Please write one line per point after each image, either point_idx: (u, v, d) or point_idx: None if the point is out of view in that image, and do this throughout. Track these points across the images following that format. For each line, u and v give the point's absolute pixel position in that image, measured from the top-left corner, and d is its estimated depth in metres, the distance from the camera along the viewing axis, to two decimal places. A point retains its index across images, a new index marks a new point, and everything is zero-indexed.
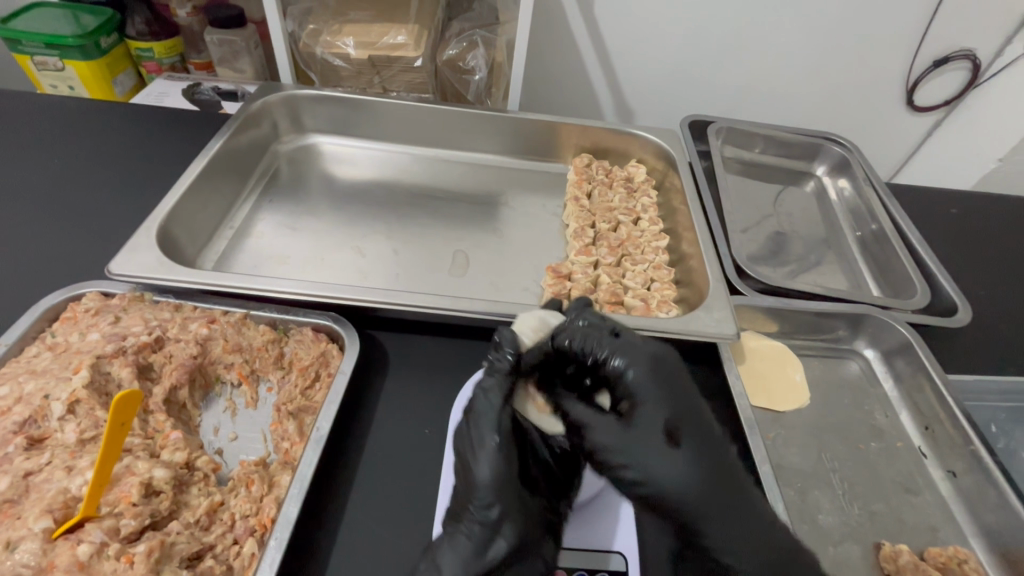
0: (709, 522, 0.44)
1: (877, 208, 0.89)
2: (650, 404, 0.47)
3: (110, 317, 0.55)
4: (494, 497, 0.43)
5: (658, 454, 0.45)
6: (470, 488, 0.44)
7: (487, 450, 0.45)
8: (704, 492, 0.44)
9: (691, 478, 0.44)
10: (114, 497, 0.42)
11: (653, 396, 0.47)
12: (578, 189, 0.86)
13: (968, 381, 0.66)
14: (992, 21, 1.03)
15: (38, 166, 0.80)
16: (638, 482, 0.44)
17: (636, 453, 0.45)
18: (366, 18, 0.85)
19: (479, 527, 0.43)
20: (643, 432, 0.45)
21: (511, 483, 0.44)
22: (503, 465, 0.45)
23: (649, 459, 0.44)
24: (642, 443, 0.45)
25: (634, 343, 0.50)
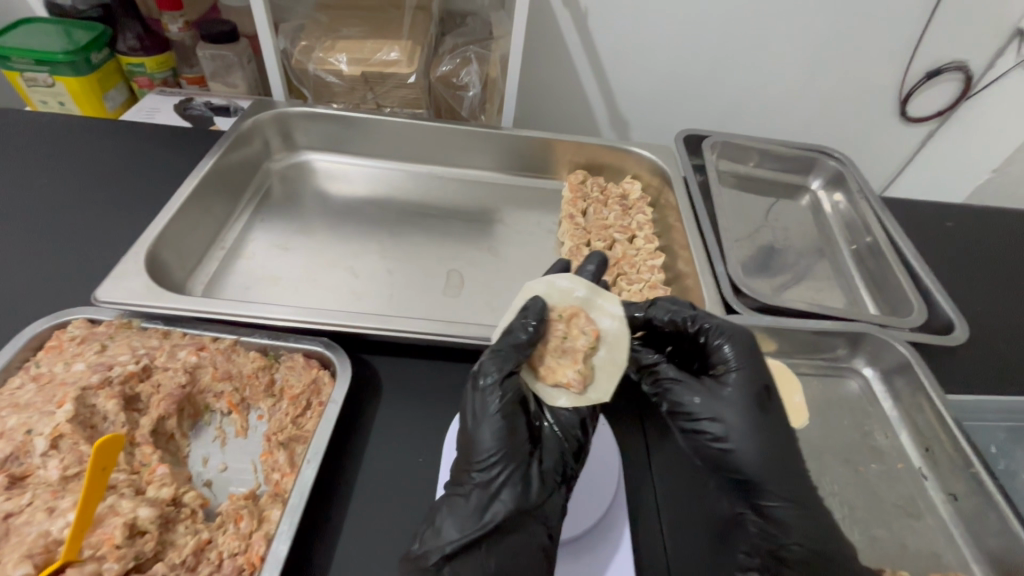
0: (757, 469, 0.48)
1: (872, 222, 0.89)
2: (753, 365, 0.51)
3: (96, 346, 0.54)
4: (498, 461, 0.45)
5: (740, 407, 0.50)
6: (472, 457, 0.46)
7: (490, 419, 0.46)
8: (762, 438, 0.49)
9: (770, 426, 0.49)
10: (96, 539, 0.41)
11: (757, 367, 0.51)
12: (573, 207, 0.86)
13: (968, 401, 0.65)
14: (985, 34, 1.04)
15: (26, 185, 0.78)
16: (713, 439, 0.50)
17: (719, 409, 0.50)
18: (359, 35, 0.84)
19: (485, 488, 0.44)
20: (752, 390, 0.50)
21: (514, 447, 0.46)
22: (505, 431, 0.46)
23: (732, 413, 0.50)
24: (728, 397, 0.50)
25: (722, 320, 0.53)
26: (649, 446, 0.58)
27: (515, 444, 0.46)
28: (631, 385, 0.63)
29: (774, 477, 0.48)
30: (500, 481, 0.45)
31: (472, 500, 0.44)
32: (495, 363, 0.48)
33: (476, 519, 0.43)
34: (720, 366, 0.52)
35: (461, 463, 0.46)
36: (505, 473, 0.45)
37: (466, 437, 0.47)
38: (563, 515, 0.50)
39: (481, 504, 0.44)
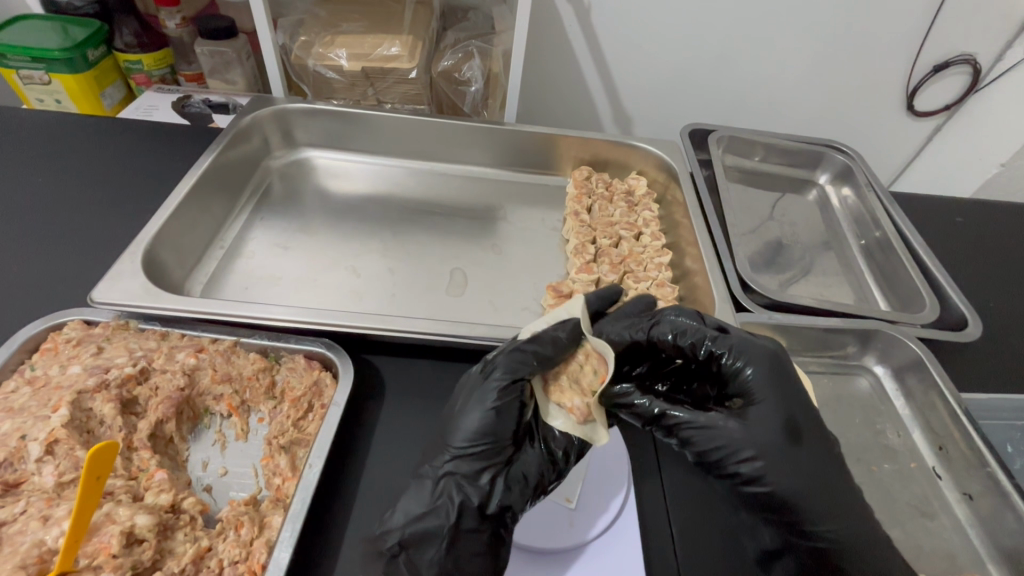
0: (800, 497, 0.44)
1: (882, 216, 0.87)
2: (779, 385, 0.47)
3: (92, 348, 0.53)
4: (470, 453, 0.45)
5: (779, 437, 0.45)
6: (450, 444, 0.46)
7: (477, 411, 0.46)
8: (803, 465, 0.45)
9: (807, 457, 0.45)
10: (93, 548, 0.40)
11: (789, 390, 0.47)
12: (578, 204, 0.84)
13: (982, 399, 0.64)
14: (994, 25, 1.02)
15: (21, 184, 0.77)
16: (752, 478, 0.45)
17: (759, 443, 0.45)
18: (358, 30, 0.83)
19: (451, 479, 0.44)
20: (785, 417, 0.46)
21: (489, 445, 0.45)
22: (486, 428, 0.45)
23: (772, 446, 0.45)
24: (763, 427, 0.45)
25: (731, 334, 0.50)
26: (656, 446, 0.57)
27: (494, 443, 0.45)
28: None
29: (820, 498, 0.44)
30: (465, 476, 0.44)
31: (432, 485, 0.45)
32: (508, 363, 0.47)
33: (434, 506, 0.44)
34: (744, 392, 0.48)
35: (437, 448, 0.47)
36: (474, 468, 0.45)
37: (450, 423, 0.47)
38: (570, 518, 0.50)
39: (439, 491, 0.44)
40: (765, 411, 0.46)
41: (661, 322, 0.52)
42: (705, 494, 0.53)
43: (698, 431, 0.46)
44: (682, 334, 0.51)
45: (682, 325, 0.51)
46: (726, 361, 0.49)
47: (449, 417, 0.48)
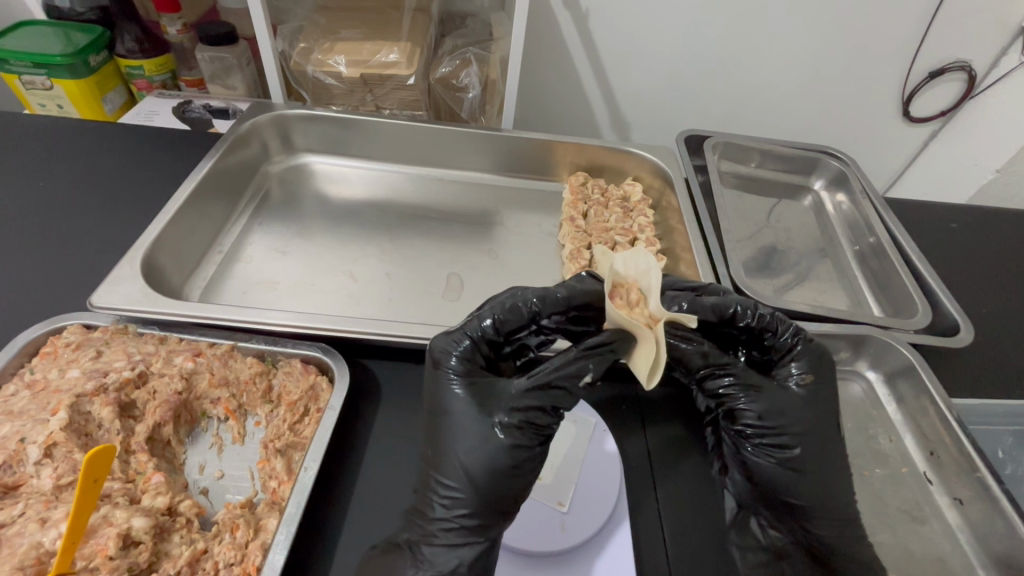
0: (801, 477, 0.50)
1: (876, 222, 0.88)
2: (823, 383, 0.53)
3: (91, 352, 0.54)
4: (504, 489, 0.44)
5: (812, 414, 0.51)
6: (474, 488, 0.44)
7: (502, 453, 0.44)
8: (824, 446, 0.50)
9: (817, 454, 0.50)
10: (90, 550, 0.41)
11: (827, 389, 0.53)
12: (574, 209, 0.85)
13: (974, 404, 0.64)
14: (988, 31, 1.03)
15: (22, 189, 0.78)
16: (780, 454, 0.50)
17: (801, 420, 0.50)
18: (357, 37, 0.84)
19: (489, 515, 0.44)
20: (819, 404, 0.52)
21: (524, 476, 0.44)
22: (517, 462, 0.44)
23: (806, 421, 0.50)
24: (807, 409, 0.51)
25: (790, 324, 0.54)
26: (650, 452, 0.57)
27: (527, 470, 0.44)
28: (634, 391, 0.62)
29: (818, 469, 0.50)
30: (503, 505, 0.44)
31: (467, 526, 0.44)
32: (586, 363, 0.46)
33: (482, 537, 0.44)
34: (805, 376, 0.53)
35: (450, 492, 0.45)
36: (510, 499, 0.44)
37: (461, 468, 0.44)
38: (563, 523, 0.50)
39: (481, 530, 0.44)
40: (813, 400, 0.52)
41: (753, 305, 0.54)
42: (697, 499, 0.54)
43: (750, 395, 0.50)
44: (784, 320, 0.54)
45: (769, 312, 0.53)
46: (787, 348, 0.54)
47: (454, 459, 0.45)
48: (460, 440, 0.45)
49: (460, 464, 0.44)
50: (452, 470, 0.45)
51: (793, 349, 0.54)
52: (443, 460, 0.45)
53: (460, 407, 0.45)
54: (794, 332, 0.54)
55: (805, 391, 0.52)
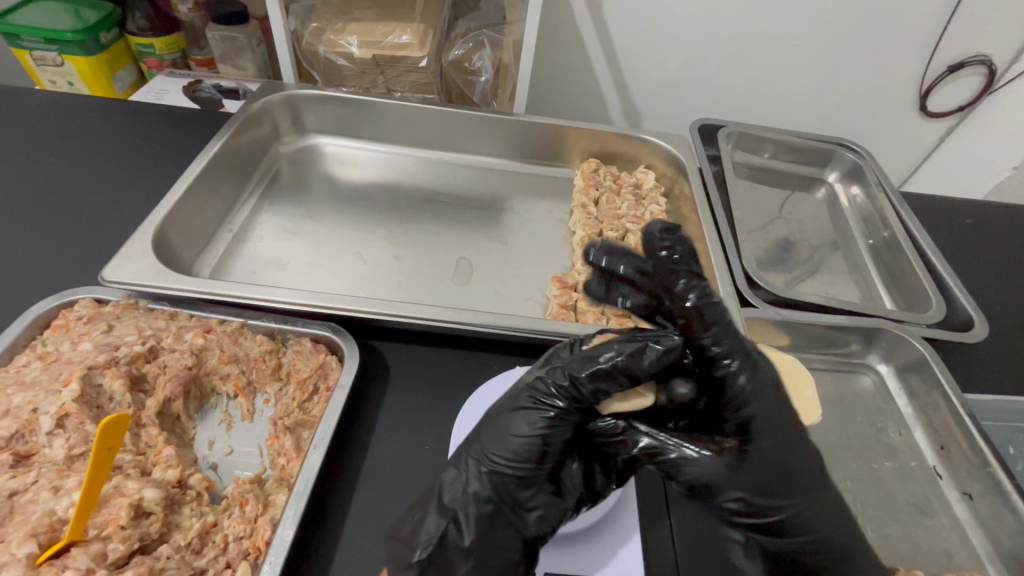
0: (791, 499, 0.43)
1: (890, 216, 0.87)
2: (767, 434, 0.43)
3: (103, 326, 0.54)
4: (524, 475, 0.42)
5: (776, 460, 0.42)
6: (493, 474, 0.43)
7: (530, 431, 0.43)
8: (769, 474, 0.42)
9: (753, 473, 0.42)
10: (102, 519, 0.41)
11: (782, 412, 0.43)
12: (585, 195, 0.85)
13: (985, 400, 0.64)
14: (1012, 24, 1.00)
15: (32, 164, 0.78)
16: (742, 508, 0.42)
17: (736, 483, 0.42)
18: (370, 17, 0.83)
19: (506, 504, 0.43)
20: (774, 432, 0.43)
21: (542, 463, 0.43)
22: (543, 443, 0.43)
23: (745, 478, 0.42)
24: (727, 469, 0.42)
25: (715, 303, 0.44)
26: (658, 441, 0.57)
27: (551, 459, 0.43)
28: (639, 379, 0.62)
29: (786, 491, 0.43)
30: (512, 507, 0.43)
31: (475, 519, 0.42)
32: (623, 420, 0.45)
33: (486, 532, 0.42)
34: (740, 411, 0.43)
35: (463, 475, 0.44)
36: (526, 488, 0.43)
37: (483, 451, 0.44)
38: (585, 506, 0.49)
39: (481, 515, 0.42)
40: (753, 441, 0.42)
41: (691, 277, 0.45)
42: None
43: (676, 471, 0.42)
44: (706, 299, 0.44)
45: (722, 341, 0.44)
46: (726, 361, 0.43)
47: (482, 439, 0.44)
48: (492, 425, 0.44)
49: (480, 453, 0.44)
50: (471, 458, 0.44)
51: (719, 353, 0.44)
52: (468, 447, 0.45)
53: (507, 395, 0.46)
54: (710, 327, 0.44)
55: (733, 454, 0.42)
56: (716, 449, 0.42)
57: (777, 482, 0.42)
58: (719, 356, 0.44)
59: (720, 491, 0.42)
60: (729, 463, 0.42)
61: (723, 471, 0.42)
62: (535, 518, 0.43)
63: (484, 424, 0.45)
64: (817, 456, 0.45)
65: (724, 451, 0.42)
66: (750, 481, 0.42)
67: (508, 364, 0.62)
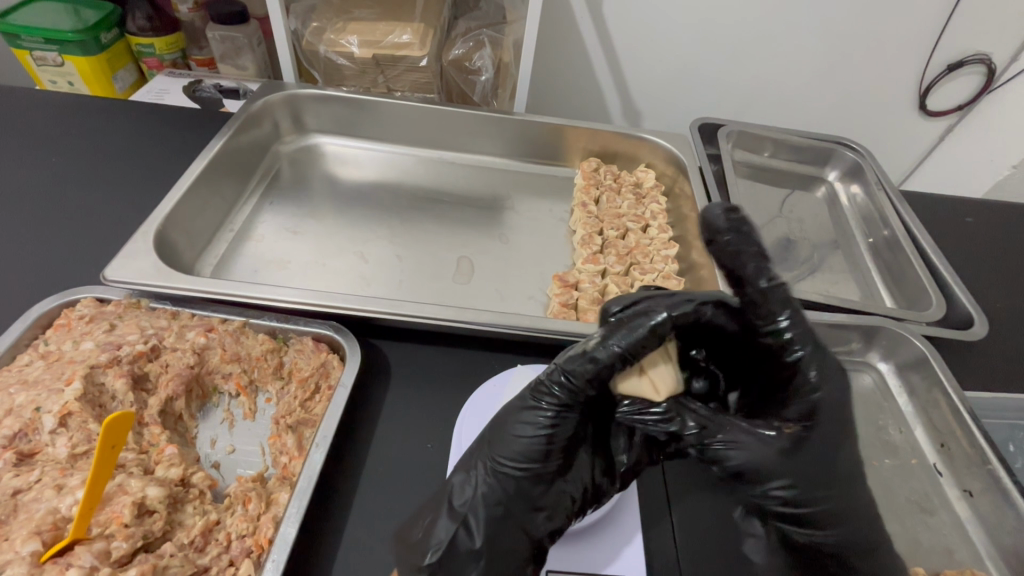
0: (833, 492, 0.44)
1: (890, 214, 0.87)
2: (824, 426, 0.45)
3: (105, 325, 0.54)
4: (529, 473, 0.43)
5: (827, 454, 0.44)
6: (498, 474, 0.43)
7: (534, 430, 0.44)
8: (812, 466, 0.44)
9: (805, 461, 0.43)
10: (105, 517, 0.41)
11: (840, 411, 0.45)
12: (585, 195, 0.85)
13: (986, 398, 0.64)
14: (1011, 22, 1.00)
15: (33, 164, 0.78)
16: (788, 496, 0.43)
17: (782, 469, 0.43)
18: (371, 17, 0.83)
19: (513, 505, 0.43)
20: (832, 425, 0.45)
21: (548, 461, 0.44)
22: (549, 442, 0.44)
23: (799, 464, 0.43)
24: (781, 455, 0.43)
25: (783, 287, 0.46)
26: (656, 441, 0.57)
27: (555, 458, 0.44)
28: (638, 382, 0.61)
29: (828, 484, 0.44)
30: (520, 508, 0.43)
31: (483, 520, 0.42)
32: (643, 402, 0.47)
33: (495, 534, 0.42)
34: (806, 399, 0.45)
35: (473, 478, 0.44)
36: (535, 487, 0.43)
37: (489, 452, 0.44)
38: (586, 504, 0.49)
39: (490, 516, 0.42)
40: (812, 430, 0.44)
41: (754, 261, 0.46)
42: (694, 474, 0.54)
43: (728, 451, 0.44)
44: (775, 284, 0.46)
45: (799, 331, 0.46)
46: (796, 348, 0.46)
47: (488, 440, 0.45)
48: (498, 426, 0.46)
49: (486, 454, 0.45)
50: (479, 460, 0.45)
51: (791, 340, 0.46)
52: (476, 450, 0.46)
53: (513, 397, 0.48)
54: (781, 309, 0.46)
55: (790, 439, 0.44)
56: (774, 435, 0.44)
57: (823, 475, 0.44)
58: (788, 343, 0.46)
59: (765, 476, 0.43)
60: (782, 449, 0.43)
61: (776, 456, 0.43)
62: (543, 517, 0.43)
63: (491, 426, 0.46)
64: (858, 460, 0.47)
65: (781, 435, 0.44)
66: (801, 471, 0.43)
67: (509, 362, 0.62)
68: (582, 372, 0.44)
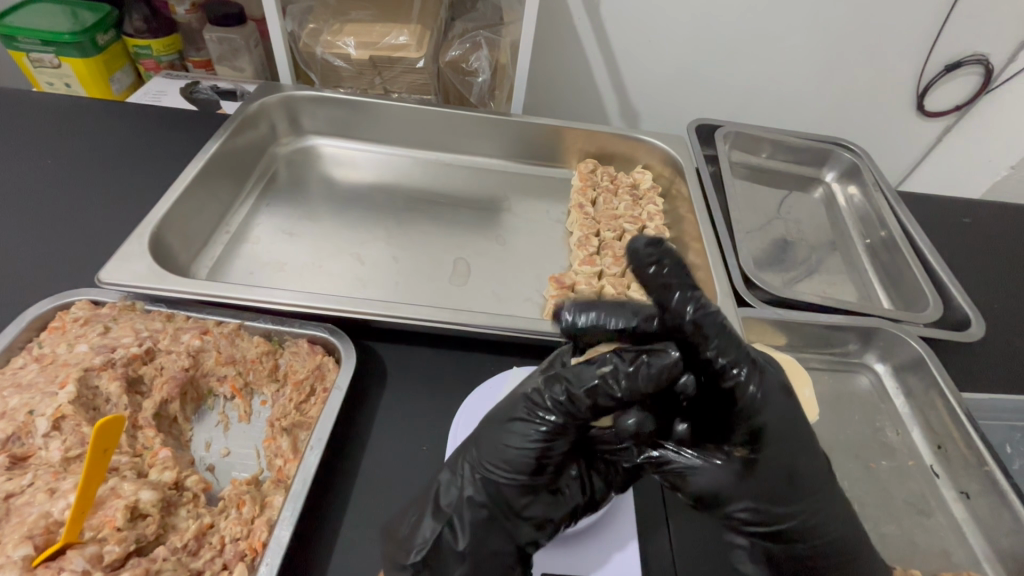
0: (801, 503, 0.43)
1: (887, 215, 0.87)
2: (781, 442, 0.43)
3: (100, 328, 0.54)
4: (520, 484, 0.43)
5: (790, 465, 0.43)
6: (488, 481, 0.43)
7: (524, 442, 0.43)
8: (767, 485, 0.42)
9: (762, 481, 0.42)
10: (98, 521, 0.41)
11: (788, 424, 0.43)
12: (582, 196, 0.85)
13: (983, 399, 0.64)
14: (1008, 23, 1.00)
15: (28, 166, 0.78)
16: (751, 517, 0.43)
17: (743, 494, 0.42)
18: (367, 18, 0.83)
19: (500, 512, 0.43)
20: (783, 438, 0.43)
21: (536, 473, 0.43)
22: (540, 456, 0.43)
23: (751, 489, 0.42)
24: (738, 483, 0.42)
25: (711, 311, 0.42)
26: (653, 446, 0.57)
27: (547, 471, 0.43)
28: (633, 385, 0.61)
29: (791, 499, 0.43)
30: (510, 514, 0.43)
31: (469, 525, 0.42)
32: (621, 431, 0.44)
33: (480, 537, 0.42)
34: (750, 422, 0.42)
35: (459, 480, 0.44)
36: (523, 497, 0.43)
37: (479, 458, 0.44)
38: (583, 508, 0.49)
39: (475, 522, 0.43)
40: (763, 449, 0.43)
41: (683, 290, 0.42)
42: None
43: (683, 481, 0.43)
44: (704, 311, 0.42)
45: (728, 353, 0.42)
46: (735, 372, 0.42)
47: (478, 448, 0.44)
48: (488, 432, 0.44)
49: (477, 461, 0.44)
50: (469, 467, 0.44)
51: (729, 364, 0.42)
52: (463, 452, 0.45)
53: (505, 401, 0.46)
54: (714, 336, 0.42)
55: (742, 461, 0.43)
56: (723, 458, 0.43)
57: (785, 487, 0.43)
58: (725, 366, 0.42)
59: (727, 501, 0.43)
60: (740, 475, 0.42)
61: (733, 483, 0.42)
62: (530, 524, 0.44)
63: (480, 430, 0.45)
64: (823, 465, 0.45)
65: (730, 461, 0.43)
66: (760, 492, 0.42)
67: (506, 364, 0.62)
68: (586, 392, 0.42)
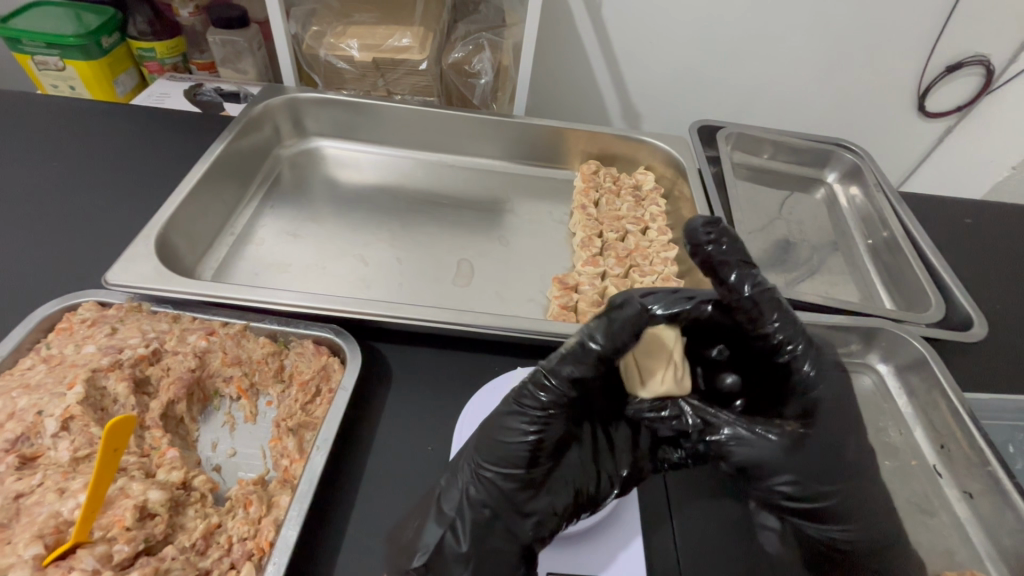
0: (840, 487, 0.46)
1: (889, 216, 0.87)
2: (827, 424, 0.46)
3: (106, 329, 0.54)
4: (515, 479, 0.43)
5: (836, 446, 0.46)
6: (484, 479, 0.43)
7: (519, 435, 0.43)
8: (824, 460, 0.45)
9: (812, 454, 0.45)
10: (107, 520, 0.42)
11: (836, 407, 0.47)
12: (585, 197, 0.85)
13: (985, 399, 0.64)
14: (1010, 24, 1.00)
15: (33, 168, 0.78)
16: (793, 491, 0.45)
17: (790, 467, 0.44)
18: (370, 20, 0.83)
19: (501, 509, 0.43)
20: (831, 417, 0.47)
21: (533, 466, 0.43)
22: (534, 448, 0.43)
23: (800, 461, 0.44)
24: (784, 454, 0.44)
25: (767, 290, 0.48)
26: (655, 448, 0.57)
27: (542, 463, 0.44)
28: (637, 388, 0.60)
29: (833, 478, 0.45)
30: (509, 511, 0.43)
31: (469, 525, 0.43)
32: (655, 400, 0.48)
33: (481, 537, 0.43)
34: (804, 397, 0.47)
35: (458, 481, 0.45)
36: (521, 493, 0.43)
37: (475, 457, 0.44)
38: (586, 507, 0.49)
39: (475, 522, 0.43)
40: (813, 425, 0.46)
41: (745, 270, 0.48)
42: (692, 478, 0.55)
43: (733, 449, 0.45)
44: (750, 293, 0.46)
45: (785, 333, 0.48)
46: (791, 348, 0.48)
47: (474, 446, 0.45)
48: (483, 429, 0.45)
49: (473, 459, 0.44)
50: (466, 465, 0.45)
51: (783, 341, 0.48)
52: (462, 453, 0.46)
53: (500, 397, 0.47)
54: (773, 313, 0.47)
55: (791, 435, 0.45)
56: (775, 432, 0.45)
57: (830, 466, 0.45)
58: (780, 343, 0.48)
59: (774, 473, 0.44)
60: (791, 446, 0.45)
61: (783, 454, 0.44)
62: (530, 520, 0.43)
63: (478, 428, 0.46)
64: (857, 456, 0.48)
65: (783, 434, 0.45)
66: (806, 465, 0.44)
67: (509, 364, 0.62)
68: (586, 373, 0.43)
